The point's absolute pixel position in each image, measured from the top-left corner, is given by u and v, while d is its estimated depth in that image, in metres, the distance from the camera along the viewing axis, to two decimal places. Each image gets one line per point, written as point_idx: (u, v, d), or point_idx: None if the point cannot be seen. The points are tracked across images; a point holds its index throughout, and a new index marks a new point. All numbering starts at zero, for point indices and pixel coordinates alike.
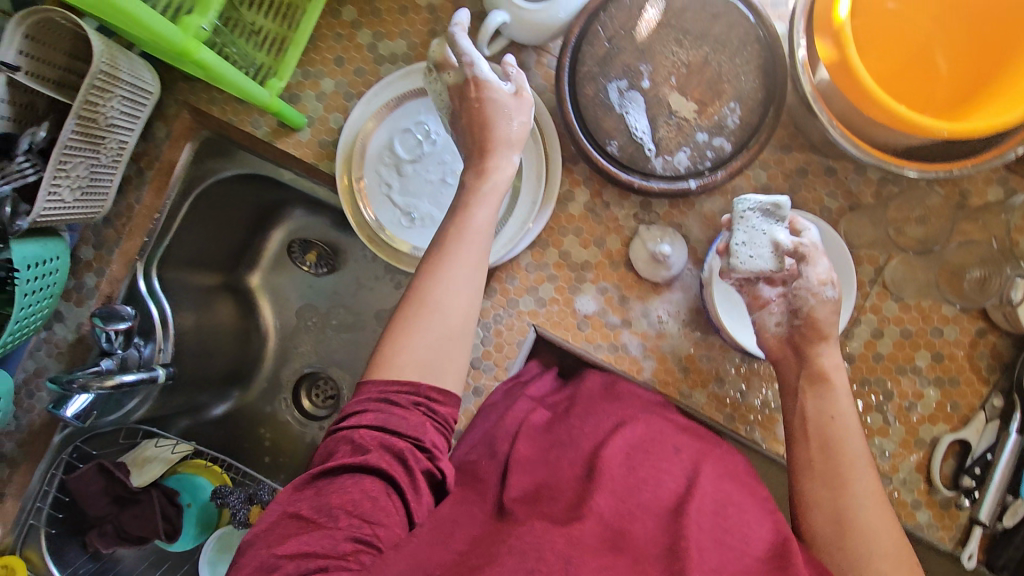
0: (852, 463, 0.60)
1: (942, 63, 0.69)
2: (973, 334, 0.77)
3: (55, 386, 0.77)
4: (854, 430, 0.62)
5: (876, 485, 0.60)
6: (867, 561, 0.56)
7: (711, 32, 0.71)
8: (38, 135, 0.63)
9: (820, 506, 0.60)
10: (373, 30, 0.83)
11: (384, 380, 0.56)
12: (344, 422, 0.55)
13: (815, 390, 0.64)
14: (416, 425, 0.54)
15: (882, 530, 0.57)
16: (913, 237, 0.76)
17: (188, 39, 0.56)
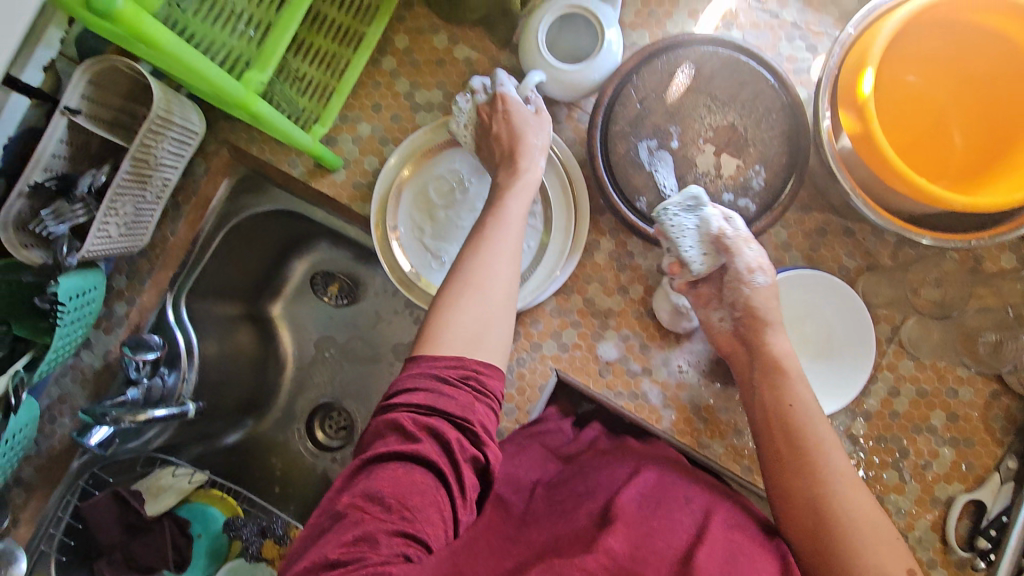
0: (818, 447, 0.60)
1: (959, 138, 0.73)
2: (988, 396, 0.78)
3: (87, 416, 0.78)
4: (817, 415, 0.62)
5: (850, 470, 0.59)
6: (850, 544, 0.54)
7: (739, 98, 0.74)
8: (98, 177, 0.66)
9: (794, 495, 0.59)
10: (410, 79, 0.87)
11: (433, 357, 0.58)
12: (396, 404, 0.56)
13: (774, 383, 0.65)
14: (465, 405, 0.56)
15: (866, 515, 0.56)
16: (929, 299, 0.78)
17: (249, 94, 0.58)
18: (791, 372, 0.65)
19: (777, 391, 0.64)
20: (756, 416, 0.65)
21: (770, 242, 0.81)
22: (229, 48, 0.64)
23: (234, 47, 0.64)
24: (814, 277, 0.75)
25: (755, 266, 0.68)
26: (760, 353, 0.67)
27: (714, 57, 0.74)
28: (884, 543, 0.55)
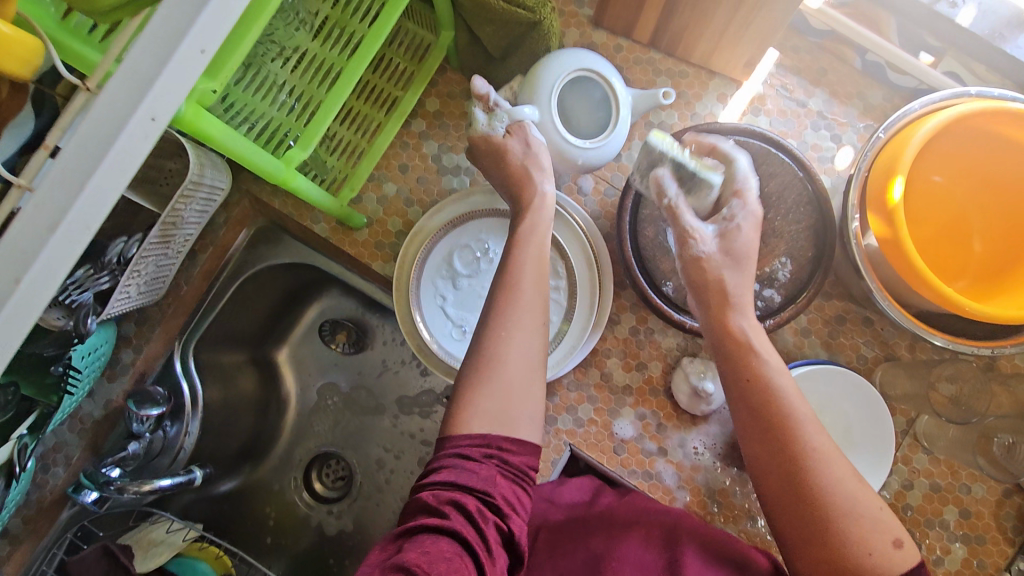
0: (787, 421, 0.56)
1: (978, 245, 0.75)
2: (1000, 494, 0.79)
3: (88, 482, 0.77)
4: (789, 387, 0.58)
5: (826, 441, 0.55)
6: (833, 519, 0.51)
7: (766, 188, 0.76)
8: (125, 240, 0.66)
9: (768, 468, 0.55)
10: (439, 142, 0.87)
11: (458, 434, 0.57)
12: (425, 480, 0.55)
13: (740, 357, 0.60)
14: (488, 478, 0.55)
15: (845, 488, 0.53)
16: (944, 395, 0.77)
17: (288, 171, 0.59)
18: (756, 346, 0.60)
19: (740, 366, 0.60)
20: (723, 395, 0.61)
21: (789, 328, 0.82)
22: (269, 119, 0.65)
23: (275, 117, 0.65)
24: (833, 372, 0.75)
25: (696, 231, 0.66)
26: (722, 327, 0.62)
27: (742, 146, 0.76)
28: (866, 516, 0.52)
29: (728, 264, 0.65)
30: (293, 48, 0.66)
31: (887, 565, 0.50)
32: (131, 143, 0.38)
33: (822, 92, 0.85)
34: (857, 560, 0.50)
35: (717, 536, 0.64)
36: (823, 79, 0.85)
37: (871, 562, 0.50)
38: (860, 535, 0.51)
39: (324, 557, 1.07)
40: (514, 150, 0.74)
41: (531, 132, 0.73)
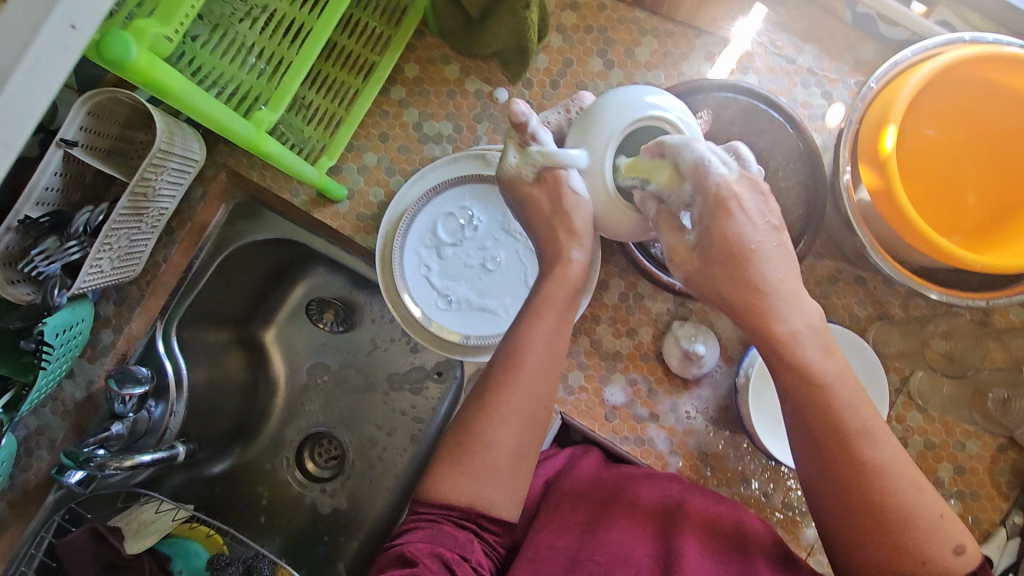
0: (840, 430, 0.52)
1: (971, 197, 0.74)
2: (994, 450, 0.78)
3: (69, 461, 0.74)
4: (847, 396, 0.52)
5: (881, 449, 0.51)
6: (886, 532, 0.49)
7: (755, 146, 0.74)
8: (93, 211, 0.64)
9: (816, 480, 0.53)
10: (420, 109, 0.84)
11: (434, 501, 0.58)
12: (398, 540, 0.56)
13: (785, 358, 0.54)
14: (463, 542, 0.56)
15: (904, 500, 0.50)
16: (939, 352, 0.78)
17: (258, 134, 0.57)
18: (805, 343, 0.54)
19: (788, 367, 0.54)
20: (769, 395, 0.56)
21: None
22: (239, 83, 0.61)
23: (244, 81, 0.62)
24: (824, 329, 0.74)
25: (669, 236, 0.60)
26: (763, 323, 0.56)
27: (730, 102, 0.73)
28: (923, 526, 0.49)
29: (703, 261, 0.58)
30: (260, 6, 0.62)
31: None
32: (53, 48, 0.44)
33: (812, 48, 0.83)
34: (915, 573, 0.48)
35: (720, 509, 0.65)
36: (813, 34, 0.83)
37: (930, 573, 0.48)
38: (917, 548, 0.49)
39: (319, 534, 1.07)
40: (545, 199, 0.66)
41: (571, 179, 0.64)
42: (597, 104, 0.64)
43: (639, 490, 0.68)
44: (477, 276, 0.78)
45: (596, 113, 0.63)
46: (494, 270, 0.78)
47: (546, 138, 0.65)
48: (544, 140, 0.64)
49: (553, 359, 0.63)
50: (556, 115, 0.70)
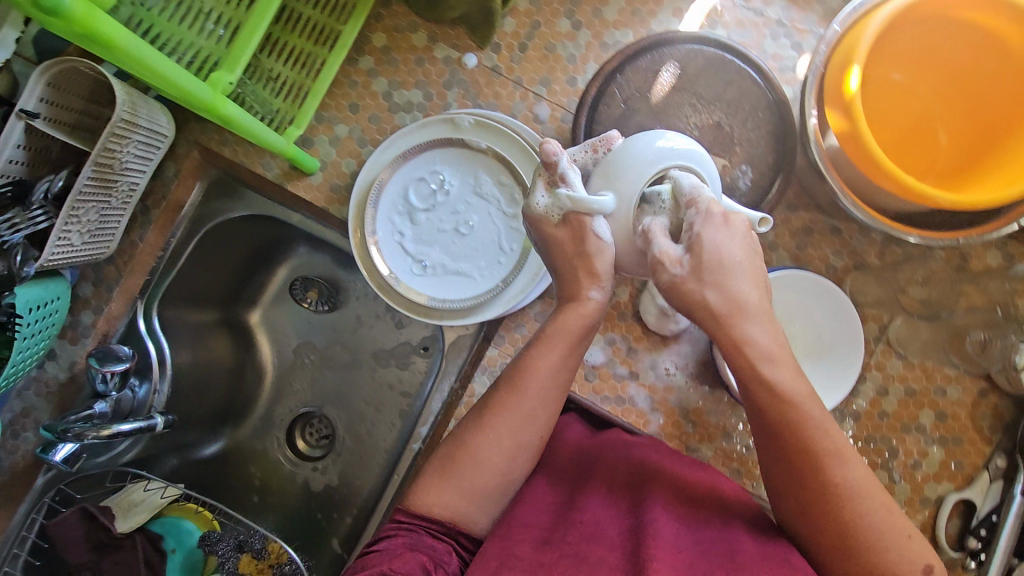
0: (812, 457, 0.53)
1: (943, 137, 0.73)
2: (975, 394, 0.78)
3: (48, 433, 0.75)
4: (823, 418, 0.54)
5: (851, 473, 0.52)
6: (856, 552, 0.52)
7: (724, 96, 0.73)
8: (56, 182, 0.64)
9: (790, 494, 0.55)
10: (389, 78, 0.84)
11: (414, 513, 0.62)
12: (376, 545, 0.60)
13: (759, 386, 0.54)
14: (442, 552, 0.59)
15: (876, 522, 0.52)
16: (916, 299, 0.78)
17: (215, 95, 0.56)
18: (781, 369, 0.54)
19: (761, 395, 0.54)
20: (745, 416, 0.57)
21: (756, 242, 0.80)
22: (197, 49, 0.61)
23: (203, 47, 0.61)
24: (802, 277, 0.74)
25: (666, 253, 0.54)
26: (742, 349, 0.55)
27: (697, 54, 0.73)
28: (893, 549, 0.51)
29: (711, 285, 0.54)
30: None
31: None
32: None
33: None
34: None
35: (701, 477, 0.65)
36: None
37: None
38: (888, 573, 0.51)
39: (313, 512, 1.07)
40: (569, 242, 0.61)
41: (599, 225, 0.59)
42: (623, 147, 0.59)
43: (618, 459, 0.67)
44: (451, 241, 0.77)
45: (624, 157, 0.58)
46: (468, 234, 0.77)
47: (575, 179, 0.60)
48: (573, 183, 0.59)
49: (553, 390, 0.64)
50: (581, 152, 0.63)
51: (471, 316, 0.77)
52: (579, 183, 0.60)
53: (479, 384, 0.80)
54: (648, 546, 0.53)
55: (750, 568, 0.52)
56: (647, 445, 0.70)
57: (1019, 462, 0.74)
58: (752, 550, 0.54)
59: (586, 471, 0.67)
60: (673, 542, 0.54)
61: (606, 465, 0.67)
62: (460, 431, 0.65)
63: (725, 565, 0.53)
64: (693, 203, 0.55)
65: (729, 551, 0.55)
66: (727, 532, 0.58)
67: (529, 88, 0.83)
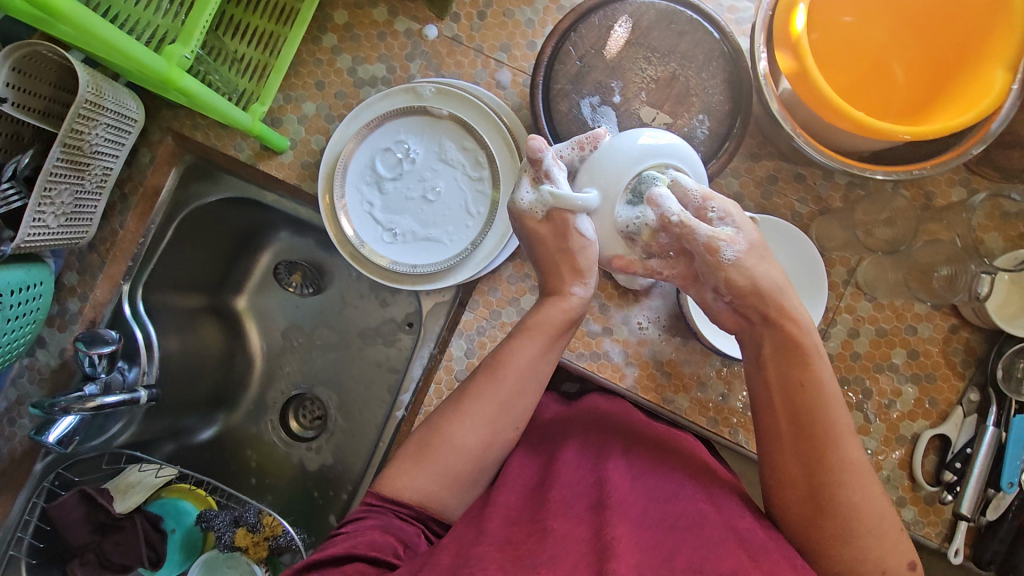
0: (829, 436, 0.58)
1: (899, 72, 0.73)
2: (946, 331, 0.79)
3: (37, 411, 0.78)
4: (836, 398, 0.59)
5: (859, 455, 0.58)
6: (848, 531, 0.56)
7: (678, 49, 0.74)
8: (23, 162, 0.65)
9: (789, 474, 0.59)
10: (352, 54, 0.85)
11: (387, 498, 0.62)
12: (346, 526, 0.60)
13: (790, 363, 0.60)
14: (412, 536, 0.60)
15: (868, 502, 0.57)
16: (882, 238, 0.77)
17: (171, 68, 0.59)
18: (814, 351, 0.60)
19: (792, 371, 0.60)
20: (760, 396, 0.62)
21: (721, 194, 0.81)
22: (155, 27, 0.62)
23: (161, 25, 0.63)
24: (774, 223, 0.76)
25: (719, 238, 0.60)
26: (777, 333, 0.61)
27: (649, 9, 0.74)
28: (881, 527, 0.57)
29: (756, 263, 0.61)
30: None
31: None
32: None
33: None
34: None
35: (665, 449, 0.67)
36: None
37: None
38: (875, 554, 0.56)
39: (309, 491, 1.06)
40: (550, 237, 0.66)
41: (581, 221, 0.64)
42: (609, 149, 0.63)
43: (597, 436, 0.68)
44: (420, 209, 0.79)
45: (615, 156, 0.62)
46: (436, 200, 0.79)
47: (559, 176, 0.63)
48: (558, 179, 0.63)
49: (531, 379, 0.67)
50: (568, 149, 0.66)
51: (443, 280, 0.79)
52: (564, 179, 0.64)
53: (457, 349, 0.82)
54: (616, 521, 0.55)
55: (710, 526, 0.56)
56: (625, 416, 0.72)
57: (992, 394, 0.75)
58: (714, 519, 0.57)
59: (561, 445, 0.67)
60: (640, 516, 0.57)
61: (588, 438, 0.68)
62: (435, 417, 0.66)
63: (688, 536, 0.55)
64: (709, 197, 0.61)
65: (693, 516, 0.57)
66: (689, 496, 0.60)
67: (490, 56, 0.84)
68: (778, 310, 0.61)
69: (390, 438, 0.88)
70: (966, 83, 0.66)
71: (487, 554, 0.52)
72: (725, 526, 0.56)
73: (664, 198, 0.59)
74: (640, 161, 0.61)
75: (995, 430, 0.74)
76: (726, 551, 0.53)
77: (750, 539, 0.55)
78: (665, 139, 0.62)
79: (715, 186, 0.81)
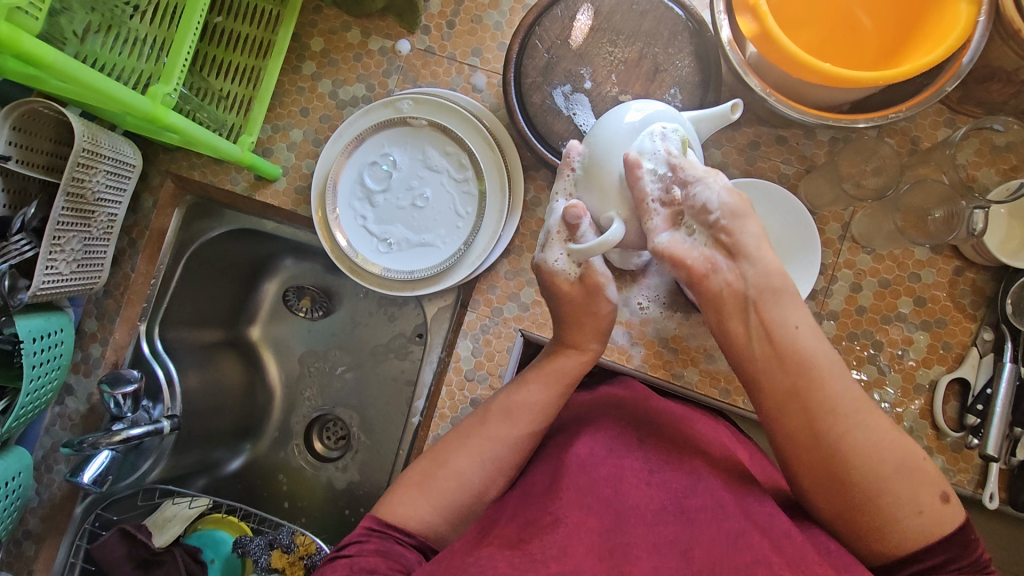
0: (826, 379, 0.52)
1: (866, 18, 0.72)
2: (951, 274, 0.78)
3: (70, 450, 0.80)
4: (822, 337, 0.54)
5: (866, 395, 0.53)
6: (885, 482, 0.50)
7: (642, 29, 0.75)
8: (29, 213, 0.69)
9: (796, 437, 0.53)
10: (332, 78, 0.89)
11: (384, 521, 0.59)
12: (344, 550, 0.56)
13: (760, 311, 0.54)
14: (415, 562, 0.57)
15: (896, 444, 0.51)
16: (870, 188, 0.76)
17: (156, 106, 0.63)
18: (772, 288, 0.54)
19: (763, 317, 0.54)
20: (744, 353, 0.55)
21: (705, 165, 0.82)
22: (139, 72, 0.68)
23: (145, 70, 0.69)
24: (784, 196, 0.76)
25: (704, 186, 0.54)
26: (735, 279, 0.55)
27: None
28: (916, 472, 0.51)
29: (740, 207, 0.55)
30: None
31: (937, 521, 0.50)
32: None
33: None
34: (909, 522, 0.50)
35: (684, 435, 0.66)
36: None
37: (921, 522, 0.50)
38: (914, 497, 0.50)
39: (340, 510, 1.02)
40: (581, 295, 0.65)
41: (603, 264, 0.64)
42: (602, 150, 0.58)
43: (615, 424, 0.66)
44: (411, 216, 0.82)
45: (608, 155, 0.58)
46: (424, 207, 0.82)
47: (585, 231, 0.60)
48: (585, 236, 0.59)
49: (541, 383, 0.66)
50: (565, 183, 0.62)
51: (442, 282, 0.81)
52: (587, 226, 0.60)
53: (463, 350, 0.83)
54: (626, 521, 0.54)
55: (732, 517, 0.53)
56: (644, 406, 0.70)
57: (1005, 332, 0.74)
58: (732, 506, 0.54)
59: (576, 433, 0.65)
60: (655, 508, 0.55)
61: (605, 428, 0.65)
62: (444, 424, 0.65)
63: (709, 528, 0.52)
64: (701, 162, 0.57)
65: (710, 507, 0.54)
66: (709, 487, 0.57)
67: (463, 62, 0.86)
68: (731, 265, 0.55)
69: (408, 444, 0.89)
70: (937, 19, 0.65)
71: (494, 554, 0.50)
72: (743, 516, 0.53)
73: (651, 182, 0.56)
74: (632, 143, 0.57)
75: (1013, 365, 0.72)
76: (745, 542, 0.50)
77: (768, 523, 0.53)
78: (649, 110, 0.58)
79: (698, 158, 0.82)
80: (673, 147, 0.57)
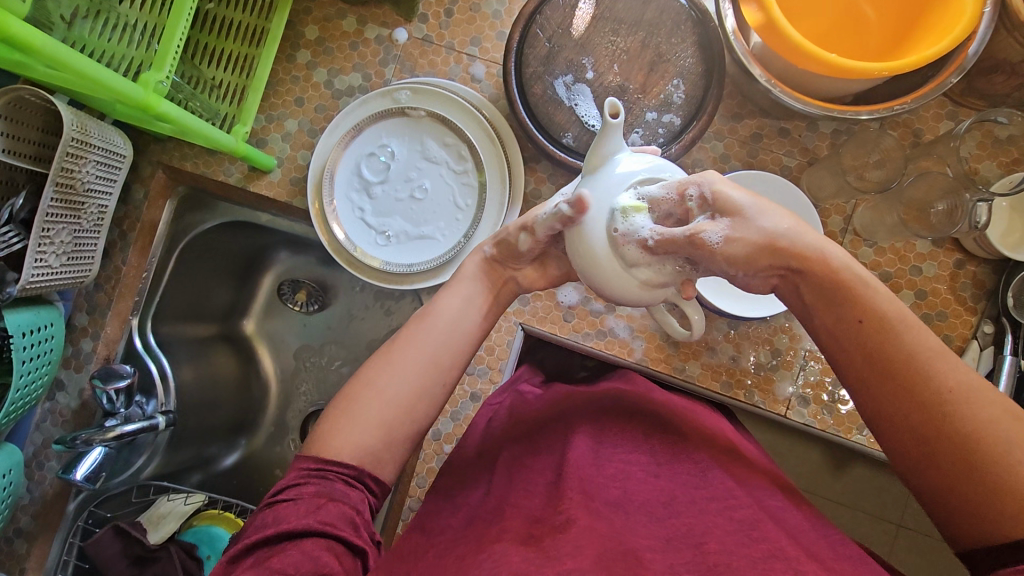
0: (912, 362, 0.46)
1: (870, 9, 0.71)
2: (952, 267, 0.78)
3: (61, 447, 0.79)
4: (919, 323, 0.47)
5: (967, 378, 0.44)
6: (984, 468, 0.42)
7: (644, 18, 0.74)
8: (16, 204, 0.68)
9: (879, 420, 0.47)
10: (327, 67, 0.87)
11: (319, 459, 0.52)
12: (280, 495, 0.50)
13: (839, 298, 0.49)
14: (357, 499, 0.51)
15: (1007, 429, 0.42)
16: (873, 180, 0.75)
17: (148, 93, 0.61)
18: (855, 281, 0.49)
19: (844, 304, 0.49)
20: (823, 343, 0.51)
21: (708, 157, 0.81)
22: (130, 60, 0.66)
23: (135, 57, 0.67)
24: (790, 189, 0.76)
25: (698, 229, 0.49)
26: (813, 271, 0.50)
27: None
28: None
29: (750, 228, 0.50)
30: None
31: None
32: None
33: None
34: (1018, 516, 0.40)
35: (686, 424, 0.66)
36: None
37: None
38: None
39: None
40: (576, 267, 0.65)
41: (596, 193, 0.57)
42: (596, 272, 0.53)
43: (619, 416, 0.66)
44: (410, 208, 0.80)
45: (603, 273, 0.52)
46: (423, 199, 0.80)
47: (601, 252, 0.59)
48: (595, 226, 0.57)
49: None
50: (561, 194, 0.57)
51: (442, 274, 0.80)
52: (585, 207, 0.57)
53: None
54: (636, 517, 0.53)
55: (744, 508, 0.52)
56: (647, 399, 0.69)
57: (1006, 325, 0.74)
58: (744, 498, 0.54)
59: (576, 423, 0.65)
60: (664, 500, 0.55)
61: (606, 423, 0.64)
62: None
63: (719, 518, 0.52)
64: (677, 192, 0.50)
65: (721, 495, 0.54)
66: (716, 477, 0.57)
67: (462, 51, 0.85)
68: (795, 258, 0.50)
69: None
70: (944, 10, 0.64)
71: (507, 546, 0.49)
72: (753, 505, 0.53)
73: (661, 268, 0.51)
74: (608, 246, 0.51)
75: (1013, 358, 0.72)
76: (760, 534, 0.49)
77: (780, 519, 0.52)
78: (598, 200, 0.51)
79: (700, 150, 0.82)
80: (641, 225, 0.50)
